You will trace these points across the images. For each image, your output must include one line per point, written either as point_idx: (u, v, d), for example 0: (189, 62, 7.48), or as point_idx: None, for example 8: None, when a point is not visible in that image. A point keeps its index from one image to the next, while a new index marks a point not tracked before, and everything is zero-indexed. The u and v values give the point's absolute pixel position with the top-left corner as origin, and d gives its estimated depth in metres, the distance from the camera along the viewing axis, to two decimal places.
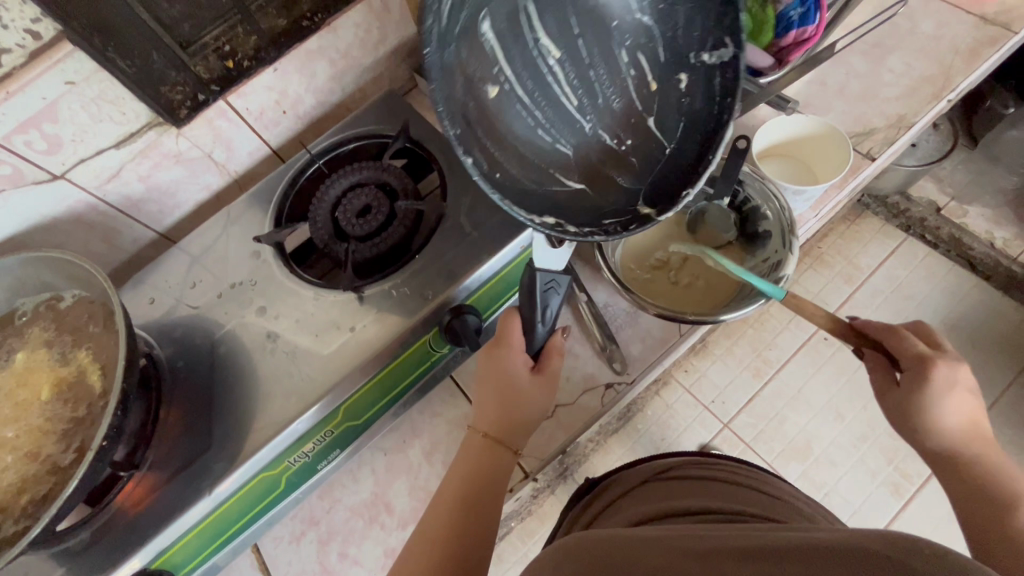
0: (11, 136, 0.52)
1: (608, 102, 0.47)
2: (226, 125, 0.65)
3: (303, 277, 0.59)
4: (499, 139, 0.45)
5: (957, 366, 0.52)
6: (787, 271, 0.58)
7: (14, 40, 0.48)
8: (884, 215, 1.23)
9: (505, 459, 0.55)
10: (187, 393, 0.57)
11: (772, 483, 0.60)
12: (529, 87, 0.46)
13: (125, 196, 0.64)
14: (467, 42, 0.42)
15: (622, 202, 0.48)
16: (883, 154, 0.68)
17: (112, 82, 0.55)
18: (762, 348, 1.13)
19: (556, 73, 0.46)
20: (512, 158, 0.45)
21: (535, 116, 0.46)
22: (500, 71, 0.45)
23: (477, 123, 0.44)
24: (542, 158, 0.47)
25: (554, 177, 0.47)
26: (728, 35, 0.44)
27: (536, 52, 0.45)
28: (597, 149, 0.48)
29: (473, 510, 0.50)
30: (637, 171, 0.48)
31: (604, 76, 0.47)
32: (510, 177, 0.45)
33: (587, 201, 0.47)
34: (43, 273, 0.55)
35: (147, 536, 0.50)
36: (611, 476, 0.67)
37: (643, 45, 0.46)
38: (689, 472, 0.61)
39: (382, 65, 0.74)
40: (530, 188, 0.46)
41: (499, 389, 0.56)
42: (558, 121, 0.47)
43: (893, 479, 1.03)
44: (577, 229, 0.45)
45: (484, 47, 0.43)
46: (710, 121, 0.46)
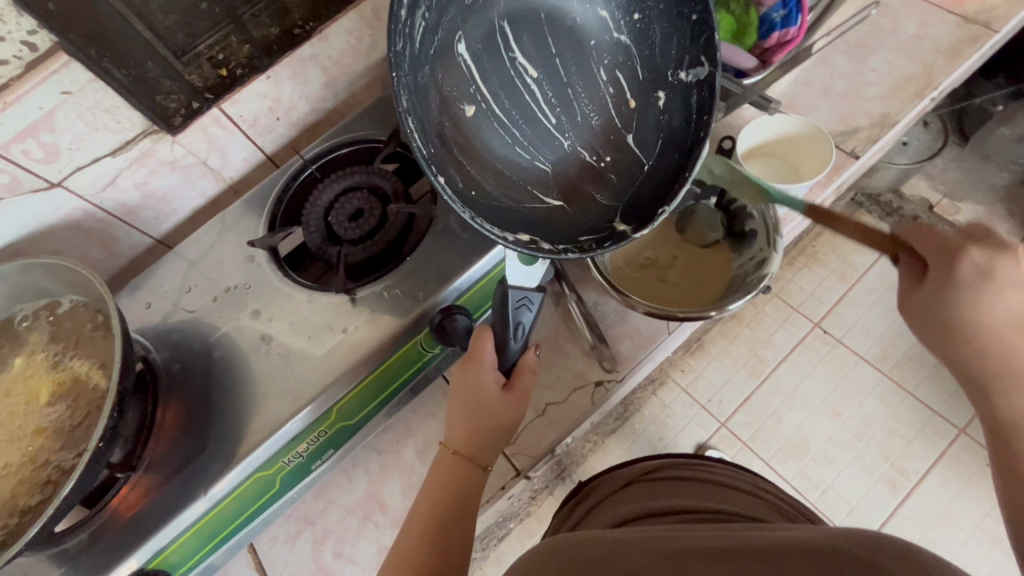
0: (9, 145, 0.53)
1: (587, 119, 0.52)
2: (220, 132, 0.67)
3: (297, 281, 0.60)
4: (473, 156, 0.49)
5: (993, 257, 0.48)
6: (770, 269, 0.59)
7: (12, 53, 0.49)
8: (878, 214, 1.21)
9: (477, 476, 0.56)
10: (182, 395, 0.58)
11: (755, 483, 0.61)
12: (509, 108, 0.51)
13: (122, 203, 0.65)
14: (441, 63, 0.48)
15: (601, 220, 0.50)
16: (866, 153, 0.69)
17: (107, 92, 0.56)
18: (758, 346, 1.13)
19: (534, 91, 0.51)
20: (486, 175, 0.49)
21: (514, 135, 0.51)
22: (477, 90, 0.50)
23: (452, 140, 0.48)
24: (519, 175, 0.50)
25: (532, 195, 0.50)
26: (704, 55, 0.49)
27: (515, 73, 0.51)
28: (576, 165, 0.52)
29: (451, 528, 0.51)
30: (615, 188, 0.51)
31: (582, 94, 0.52)
32: (484, 194, 0.48)
33: (564, 219, 0.50)
34: (40, 279, 0.56)
35: (145, 536, 0.51)
36: (598, 475, 0.67)
37: (620, 65, 0.52)
38: (673, 472, 0.62)
39: (375, 71, 0.75)
40: (504, 205, 0.49)
41: (468, 408, 0.57)
42: (537, 138, 0.51)
43: (890, 476, 1.03)
44: (552, 249, 0.47)
45: (460, 65, 0.49)
46: (689, 138, 0.49)
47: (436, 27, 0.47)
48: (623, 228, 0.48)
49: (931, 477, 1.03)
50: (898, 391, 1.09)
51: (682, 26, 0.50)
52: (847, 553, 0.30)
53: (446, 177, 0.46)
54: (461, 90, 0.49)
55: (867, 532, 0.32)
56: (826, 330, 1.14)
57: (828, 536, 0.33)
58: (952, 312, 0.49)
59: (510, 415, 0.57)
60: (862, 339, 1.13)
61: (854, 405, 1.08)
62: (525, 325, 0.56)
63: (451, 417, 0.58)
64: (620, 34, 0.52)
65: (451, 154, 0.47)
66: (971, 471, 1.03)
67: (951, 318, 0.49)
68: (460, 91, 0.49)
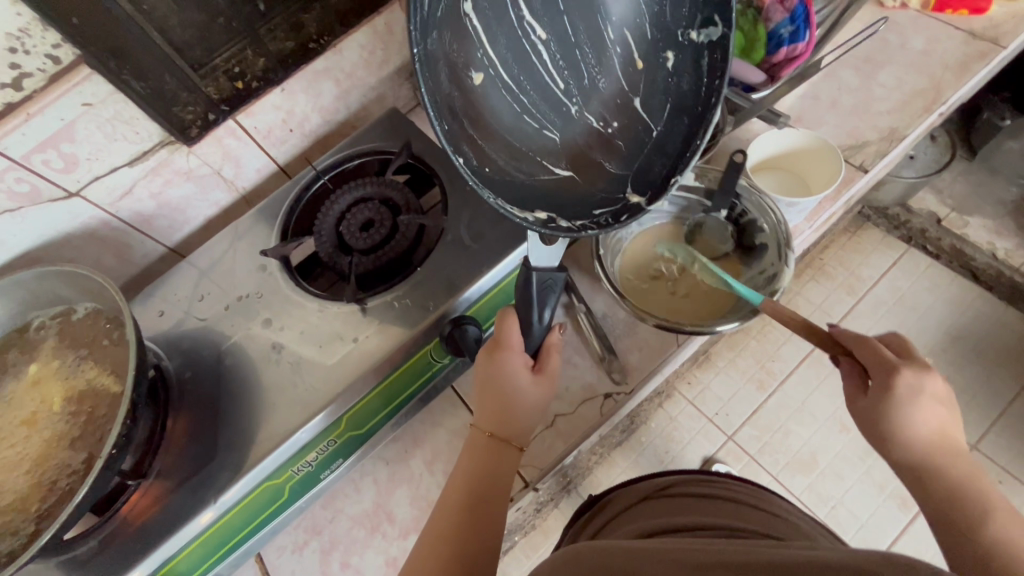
0: (30, 155, 0.54)
1: (593, 80, 0.50)
2: (235, 143, 0.68)
3: (309, 290, 0.61)
4: (483, 128, 0.47)
5: (922, 374, 0.48)
6: (782, 284, 0.59)
7: (36, 65, 0.51)
8: (885, 226, 1.24)
9: (510, 456, 0.55)
10: (193, 403, 0.58)
11: (772, 500, 0.60)
12: (516, 73, 0.48)
13: (137, 212, 0.66)
14: (449, 25, 0.44)
15: (611, 189, 0.50)
16: (875, 166, 0.70)
17: (126, 104, 0.57)
18: (765, 359, 1.13)
19: (542, 53, 0.49)
20: (496, 148, 0.48)
21: (523, 102, 0.49)
22: (484, 55, 0.47)
23: (462, 114, 0.46)
24: (528, 144, 0.49)
25: (541, 165, 0.50)
26: (717, 14, 0.46)
27: (522, 33, 0.48)
28: (585, 131, 0.51)
29: (483, 514, 0.50)
30: (624, 154, 0.50)
31: (590, 55, 0.50)
32: (497, 169, 0.48)
33: (575, 189, 0.50)
34: (56, 287, 0.57)
35: (154, 544, 0.51)
36: (615, 490, 0.66)
37: (633, 22, 0.49)
38: (689, 490, 0.61)
39: (387, 84, 0.77)
40: (517, 178, 0.49)
41: (498, 390, 0.55)
42: (544, 104, 0.50)
43: (900, 492, 1.02)
44: (568, 225, 0.48)
45: (467, 28, 0.45)
46: (698, 102, 0.48)
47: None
48: (637, 201, 0.49)
49: None
50: None
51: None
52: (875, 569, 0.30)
53: (460, 156, 0.46)
54: (469, 56, 0.46)
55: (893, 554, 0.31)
56: None
57: (850, 553, 0.32)
58: (884, 420, 0.48)
59: (539, 396, 0.56)
60: None
61: None
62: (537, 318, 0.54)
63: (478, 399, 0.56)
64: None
65: (464, 130, 0.46)
66: None
67: (885, 426, 0.48)
68: (469, 57, 0.46)
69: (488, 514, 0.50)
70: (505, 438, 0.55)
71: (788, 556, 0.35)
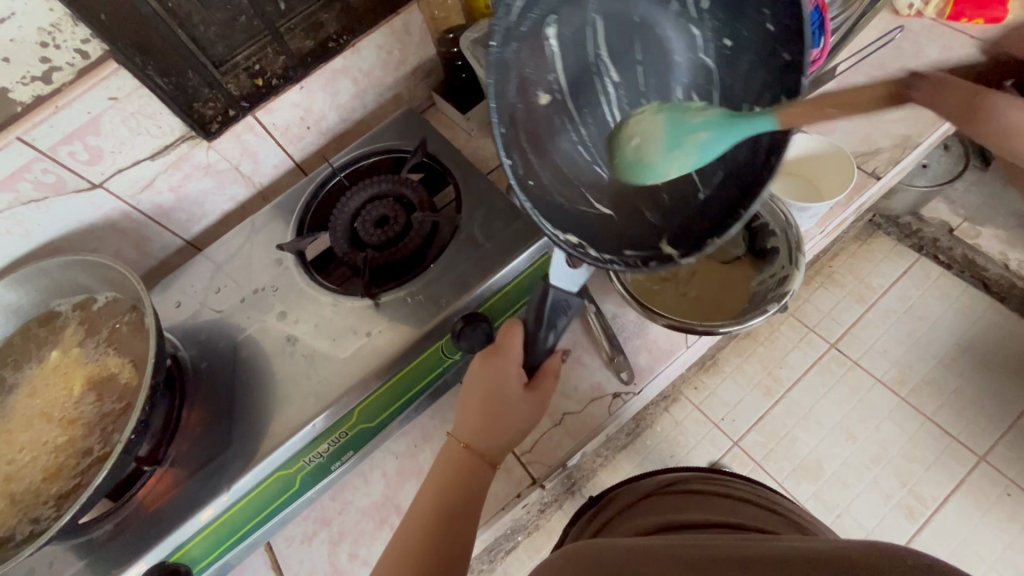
0: (57, 147, 0.55)
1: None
2: (254, 139, 0.69)
3: (323, 284, 0.62)
4: (539, 146, 0.47)
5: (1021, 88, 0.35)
6: (792, 286, 0.59)
7: (65, 60, 0.52)
8: (896, 235, 1.24)
9: (483, 469, 0.56)
10: (209, 393, 0.59)
11: (776, 500, 0.60)
12: (581, 107, 0.47)
13: (157, 205, 0.67)
14: (530, 42, 0.42)
15: (645, 237, 0.46)
16: (888, 174, 0.70)
17: (151, 99, 0.58)
18: (773, 366, 1.13)
19: (610, 95, 0.47)
20: (546, 168, 0.47)
21: (581, 134, 0.48)
22: (556, 80, 0.46)
23: (522, 125, 0.45)
24: (576, 175, 0.48)
25: (583, 195, 0.48)
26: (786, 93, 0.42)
27: (596, 70, 0.46)
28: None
29: (454, 522, 0.51)
30: (668, 209, 0.47)
31: (656, 106, 0.47)
32: (542, 186, 0.47)
33: (616, 228, 0.47)
34: (78, 276, 0.58)
35: (169, 529, 0.52)
36: (618, 486, 0.66)
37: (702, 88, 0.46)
38: (690, 487, 0.62)
39: (403, 84, 0.78)
40: (558, 203, 0.47)
41: (484, 401, 0.57)
42: (602, 143, 0.48)
43: (907, 502, 1.02)
44: (598, 255, 0.45)
45: (547, 52, 0.44)
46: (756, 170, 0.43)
47: (533, 6, 0.40)
48: (670, 252, 0.44)
49: (949, 505, 1.01)
50: (917, 415, 1.07)
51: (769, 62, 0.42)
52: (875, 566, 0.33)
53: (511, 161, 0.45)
54: (541, 76, 0.45)
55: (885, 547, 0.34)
56: (843, 351, 1.13)
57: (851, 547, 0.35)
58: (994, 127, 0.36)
59: (522, 410, 0.58)
60: (879, 362, 1.12)
61: (870, 428, 1.07)
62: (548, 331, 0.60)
63: (463, 408, 0.58)
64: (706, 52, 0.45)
65: (520, 142, 0.45)
66: (991, 501, 1.02)
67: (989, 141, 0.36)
68: (540, 77, 0.45)
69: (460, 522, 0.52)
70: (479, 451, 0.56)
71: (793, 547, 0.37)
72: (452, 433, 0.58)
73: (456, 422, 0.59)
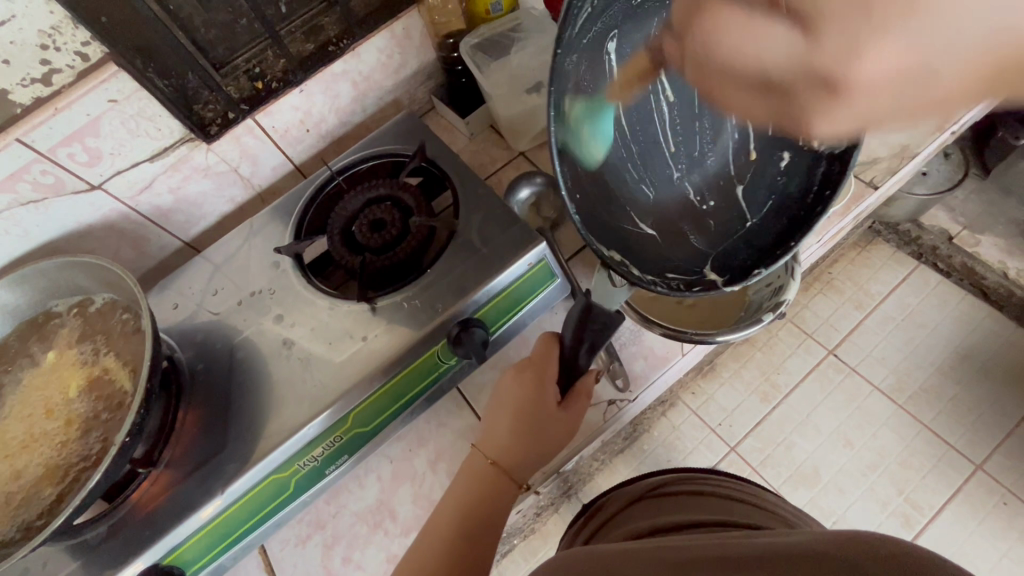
0: (56, 149, 0.56)
1: (700, 154, 0.49)
2: (253, 142, 0.69)
3: (319, 287, 0.62)
4: (591, 164, 0.45)
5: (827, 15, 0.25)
6: (787, 296, 0.59)
7: (65, 62, 0.52)
8: (896, 242, 1.24)
9: (509, 490, 0.56)
10: (205, 395, 0.59)
11: (765, 497, 0.60)
12: (635, 123, 0.46)
13: (156, 206, 0.67)
14: (589, 54, 0.40)
15: (691, 262, 0.50)
16: (885, 184, 0.70)
17: (150, 101, 0.58)
18: (770, 372, 1.13)
19: (664, 112, 0.47)
20: (593, 187, 0.45)
21: (630, 156, 0.47)
22: (609, 95, 0.44)
23: (573, 143, 0.43)
24: (625, 195, 0.47)
25: (629, 215, 0.48)
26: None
27: (652, 90, 0.45)
28: (679, 201, 0.50)
29: (477, 542, 0.52)
30: (712, 234, 0.50)
31: (707, 128, 0.48)
32: (588, 204, 0.45)
33: (657, 250, 0.49)
34: (76, 277, 0.58)
35: (162, 531, 0.52)
36: (607, 493, 0.67)
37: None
38: (677, 488, 0.62)
39: (403, 88, 0.78)
40: (608, 222, 0.46)
41: (515, 422, 0.57)
42: (651, 162, 0.48)
43: (903, 510, 1.02)
44: (644, 277, 0.46)
45: (603, 61, 0.41)
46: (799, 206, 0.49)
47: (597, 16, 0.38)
48: (714, 277, 0.49)
49: (945, 512, 1.01)
50: (914, 423, 1.07)
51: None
52: (839, 552, 0.33)
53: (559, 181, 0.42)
54: (595, 82, 0.42)
55: (852, 534, 0.35)
56: (841, 357, 1.13)
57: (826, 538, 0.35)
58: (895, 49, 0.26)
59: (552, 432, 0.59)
60: (877, 369, 1.12)
61: (867, 435, 1.07)
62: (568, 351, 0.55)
63: (494, 423, 0.59)
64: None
65: (571, 159, 0.43)
66: (988, 509, 1.02)
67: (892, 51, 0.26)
68: (596, 86, 0.42)
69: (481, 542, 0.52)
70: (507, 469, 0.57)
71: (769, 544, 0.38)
72: (479, 445, 0.58)
73: (483, 434, 0.59)
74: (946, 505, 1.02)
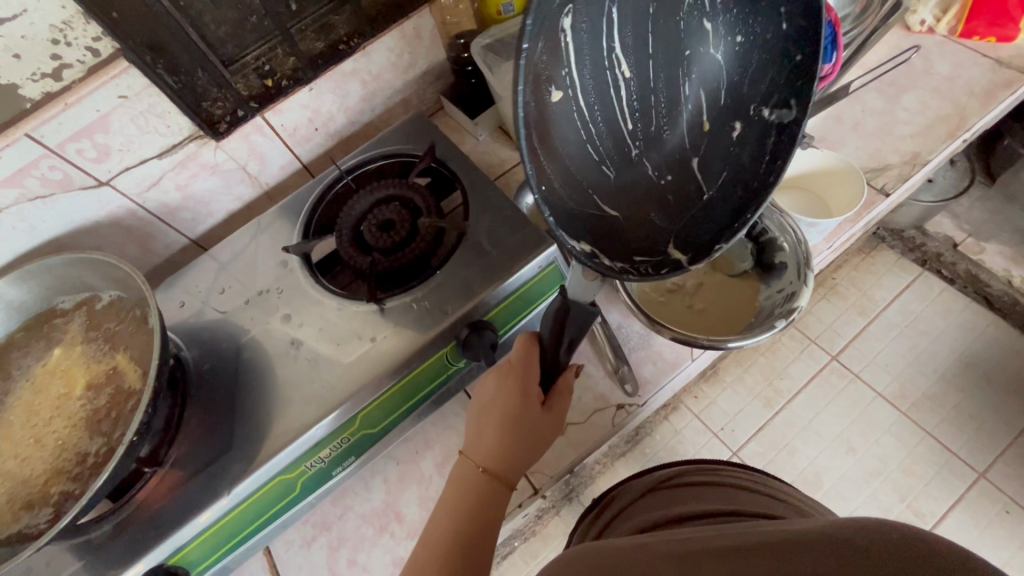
0: (65, 144, 0.55)
1: (658, 131, 0.48)
2: (261, 139, 0.69)
3: (328, 287, 0.62)
4: (550, 147, 0.42)
5: None
6: (800, 302, 0.59)
7: (76, 57, 0.52)
8: (901, 249, 1.23)
9: (501, 492, 0.54)
10: (211, 394, 0.59)
11: (776, 487, 0.60)
12: (593, 104, 0.43)
13: (163, 203, 0.67)
14: (548, 32, 0.37)
15: (655, 241, 0.47)
16: (897, 190, 0.70)
17: (161, 98, 0.58)
18: (773, 377, 1.12)
19: (621, 91, 0.45)
20: (557, 172, 0.43)
21: (591, 132, 0.45)
22: (568, 74, 0.41)
23: (534, 125, 0.40)
24: (586, 175, 0.45)
25: (592, 198, 0.45)
26: (794, 98, 0.46)
27: (608, 64, 0.43)
28: (641, 180, 0.48)
29: (472, 542, 0.49)
30: (671, 211, 0.48)
31: (663, 104, 0.47)
32: (555, 193, 0.42)
33: (622, 230, 0.46)
34: (84, 273, 0.58)
35: (168, 532, 0.52)
36: (623, 483, 0.66)
37: (708, 86, 0.48)
38: (686, 480, 0.62)
39: (412, 87, 0.78)
40: (572, 209, 0.44)
41: (503, 424, 0.56)
42: (610, 140, 0.46)
43: (905, 517, 1.02)
44: (611, 265, 0.44)
45: (561, 44, 0.39)
46: (756, 176, 0.47)
47: None
48: (678, 256, 0.46)
49: (948, 520, 1.01)
50: (918, 430, 1.07)
51: (779, 62, 0.47)
52: (853, 537, 0.34)
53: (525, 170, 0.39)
54: (553, 70, 0.40)
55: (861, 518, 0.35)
56: (844, 363, 1.13)
57: (835, 524, 0.36)
58: None
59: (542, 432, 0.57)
60: (880, 376, 1.11)
61: (870, 442, 1.06)
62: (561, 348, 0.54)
63: (481, 430, 0.57)
64: (715, 59, 0.47)
65: (533, 144, 0.40)
66: (990, 517, 1.02)
67: None
68: (553, 73, 0.40)
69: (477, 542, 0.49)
70: (498, 472, 0.55)
71: (781, 532, 0.38)
72: (466, 454, 0.56)
73: (471, 442, 0.58)
74: (949, 513, 1.02)
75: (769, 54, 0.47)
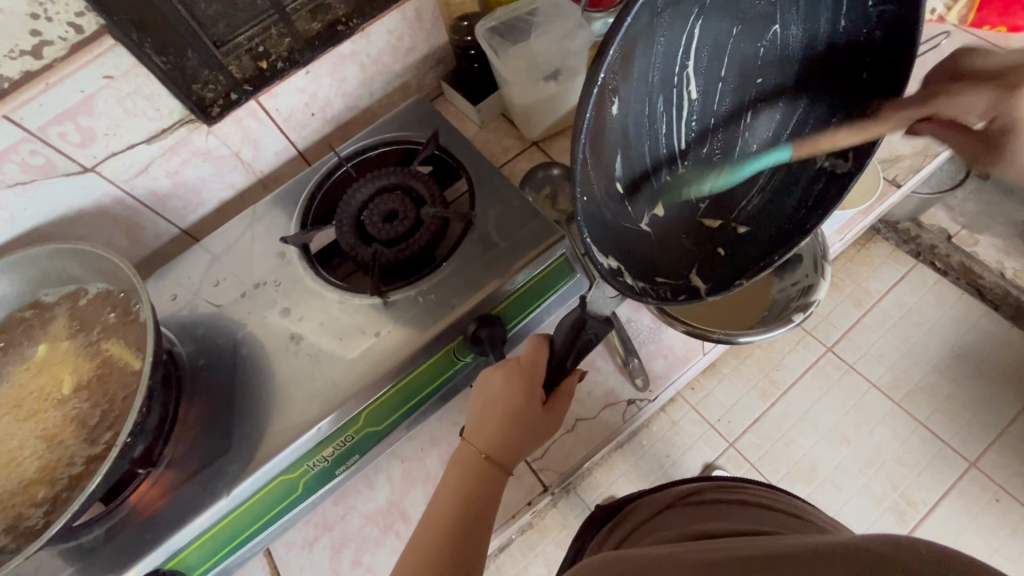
0: (46, 128, 0.52)
1: (710, 153, 0.46)
2: (255, 125, 0.66)
3: (328, 280, 0.59)
4: (602, 153, 0.37)
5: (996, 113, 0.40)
6: (817, 296, 0.58)
7: (58, 33, 0.48)
8: (896, 240, 1.25)
9: (499, 483, 0.53)
10: (207, 390, 0.56)
11: (798, 508, 0.59)
12: (659, 120, 0.40)
13: (151, 191, 0.64)
14: (628, 42, 0.33)
15: (679, 263, 0.46)
16: (909, 181, 0.70)
17: (148, 79, 0.55)
18: (770, 368, 1.10)
19: (687, 111, 0.42)
20: (602, 179, 0.38)
21: (648, 147, 0.41)
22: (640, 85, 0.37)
23: (591, 134, 0.35)
24: (637, 189, 0.42)
25: (629, 211, 0.41)
26: (853, 152, 0.47)
27: (677, 82, 0.39)
28: (683, 202, 0.46)
29: (468, 537, 0.48)
30: (702, 235, 0.48)
31: (722, 124, 0.45)
32: (592, 200, 0.38)
33: (653, 247, 0.44)
34: (68, 265, 0.55)
35: (162, 536, 0.50)
36: (636, 499, 0.65)
37: (771, 123, 0.47)
38: (710, 496, 0.60)
39: (412, 72, 0.75)
40: (608, 220, 0.40)
41: (504, 414, 0.53)
42: (665, 158, 0.43)
43: (898, 506, 1.03)
44: (633, 284, 0.41)
45: (638, 53, 0.35)
46: (792, 219, 0.49)
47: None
48: (697, 284, 0.46)
49: (940, 509, 1.03)
50: (910, 420, 1.08)
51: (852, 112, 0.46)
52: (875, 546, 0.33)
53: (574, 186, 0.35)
54: (625, 78, 0.35)
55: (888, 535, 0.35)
56: (840, 354, 1.13)
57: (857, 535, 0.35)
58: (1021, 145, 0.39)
59: (543, 428, 0.55)
60: (875, 366, 1.12)
61: (865, 432, 1.07)
62: (573, 355, 0.53)
63: (481, 415, 0.55)
64: (786, 98, 0.46)
65: (586, 154, 0.35)
66: (980, 506, 1.03)
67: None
68: (619, 82, 0.35)
69: (473, 537, 0.48)
70: (498, 462, 0.53)
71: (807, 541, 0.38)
72: (468, 441, 0.55)
73: (471, 426, 0.55)
74: (942, 502, 1.03)
75: (840, 100, 0.46)
